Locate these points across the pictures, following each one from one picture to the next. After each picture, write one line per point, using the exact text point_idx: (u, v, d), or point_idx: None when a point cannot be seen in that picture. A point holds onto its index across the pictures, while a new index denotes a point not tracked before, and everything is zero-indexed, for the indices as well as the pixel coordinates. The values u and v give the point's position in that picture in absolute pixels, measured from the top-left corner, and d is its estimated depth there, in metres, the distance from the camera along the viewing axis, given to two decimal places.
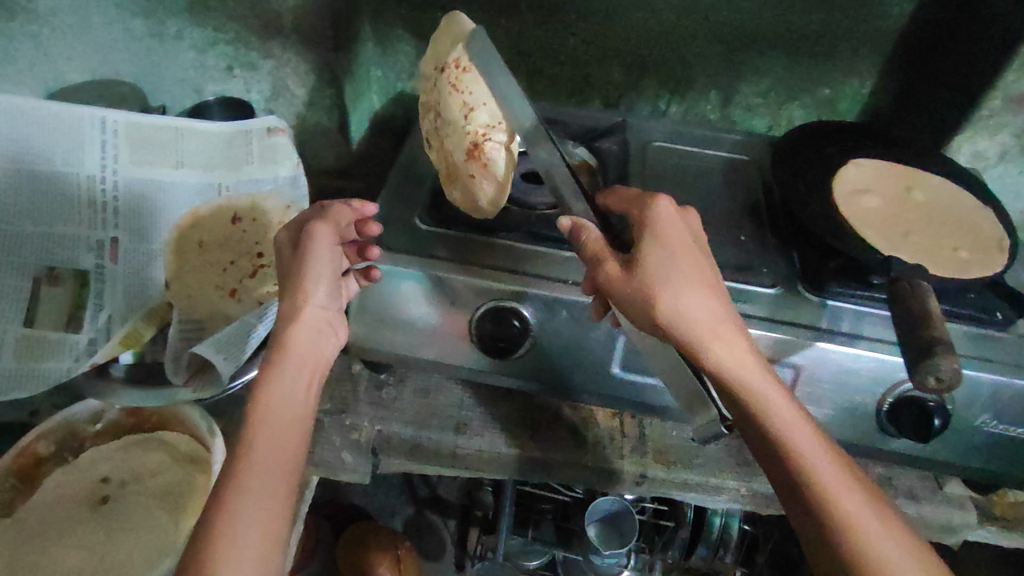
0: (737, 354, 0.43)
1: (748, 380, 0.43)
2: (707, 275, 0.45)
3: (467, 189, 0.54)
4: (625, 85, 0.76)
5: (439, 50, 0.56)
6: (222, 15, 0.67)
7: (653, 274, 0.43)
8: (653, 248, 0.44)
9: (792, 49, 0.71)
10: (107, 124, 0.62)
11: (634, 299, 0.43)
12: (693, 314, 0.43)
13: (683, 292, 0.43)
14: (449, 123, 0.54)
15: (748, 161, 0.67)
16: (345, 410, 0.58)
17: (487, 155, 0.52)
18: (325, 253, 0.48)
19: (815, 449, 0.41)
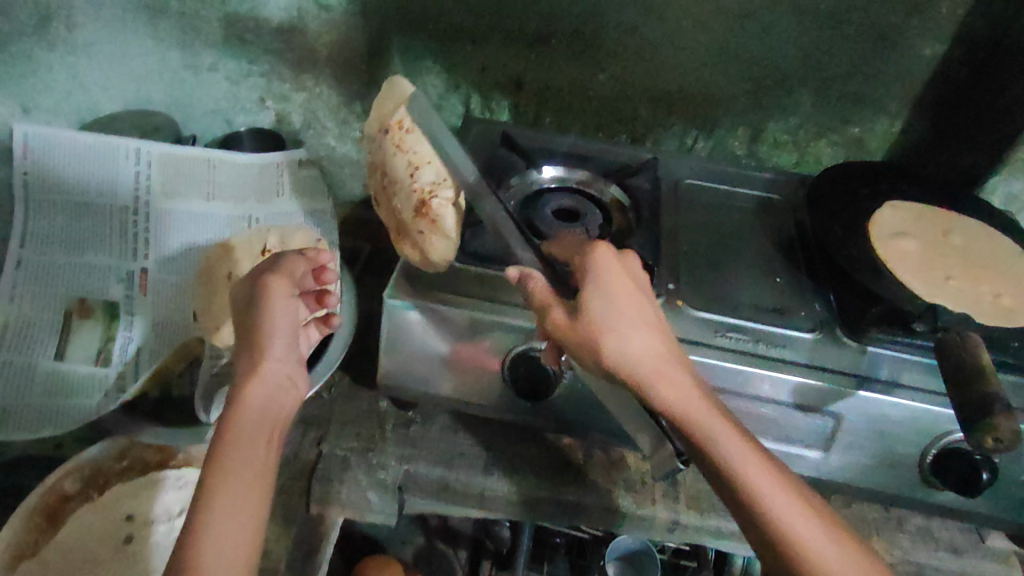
0: (687, 396, 0.42)
1: (701, 421, 0.42)
2: (648, 315, 0.45)
3: (417, 244, 0.53)
4: (652, 121, 0.76)
5: (383, 111, 0.60)
6: (259, 48, 0.69)
7: (596, 317, 0.43)
8: (593, 292, 0.44)
9: (820, 87, 0.71)
10: (142, 155, 0.63)
11: (582, 344, 0.43)
12: (641, 357, 0.43)
13: (627, 335, 0.43)
14: (394, 181, 0.56)
15: (781, 201, 0.66)
16: (371, 448, 0.57)
17: (435, 212, 0.53)
18: (280, 303, 0.48)
19: (774, 487, 0.40)
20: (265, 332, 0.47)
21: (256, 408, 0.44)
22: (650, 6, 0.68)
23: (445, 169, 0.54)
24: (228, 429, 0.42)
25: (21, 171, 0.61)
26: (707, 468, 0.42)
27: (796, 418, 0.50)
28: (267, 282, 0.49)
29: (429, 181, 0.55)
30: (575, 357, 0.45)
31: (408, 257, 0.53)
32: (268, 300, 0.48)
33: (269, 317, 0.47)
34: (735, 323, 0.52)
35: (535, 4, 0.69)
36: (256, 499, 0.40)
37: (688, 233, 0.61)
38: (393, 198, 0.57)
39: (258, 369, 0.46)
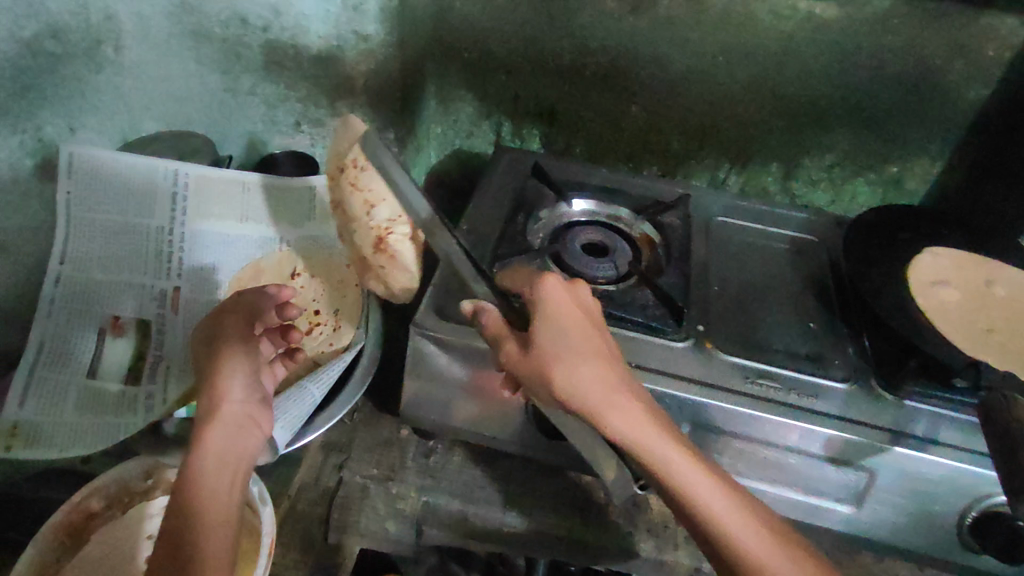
0: (637, 427, 0.42)
1: (659, 453, 0.41)
2: (599, 346, 0.44)
3: (382, 279, 0.59)
4: (684, 155, 0.76)
5: (337, 146, 0.57)
6: (297, 74, 0.70)
7: (545, 351, 0.42)
8: (542, 325, 0.42)
9: (859, 126, 0.70)
10: (179, 177, 0.65)
11: (534, 379, 0.42)
12: (591, 390, 0.42)
13: (575, 368, 0.42)
14: (352, 219, 0.57)
15: (816, 243, 0.64)
16: (391, 478, 0.56)
17: (393, 247, 0.57)
18: (232, 345, 0.50)
19: (738, 522, 0.40)
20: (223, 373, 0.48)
21: (220, 446, 0.45)
22: (688, 41, 0.67)
23: (400, 209, 0.55)
24: (193, 474, 0.43)
25: (64, 190, 0.62)
26: (669, 499, 0.42)
27: (828, 472, 0.48)
28: (216, 325, 0.51)
29: (384, 218, 0.56)
30: (529, 390, 0.44)
31: (376, 288, 0.60)
32: (227, 342, 0.50)
33: (226, 358, 0.49)
34: (765, 370, 0.51)
35: (571, 38, 0.70)
36: (222, 550, 0.40)
37: (718, 272, 0.60)
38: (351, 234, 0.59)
39: (213, 413, 0.46)
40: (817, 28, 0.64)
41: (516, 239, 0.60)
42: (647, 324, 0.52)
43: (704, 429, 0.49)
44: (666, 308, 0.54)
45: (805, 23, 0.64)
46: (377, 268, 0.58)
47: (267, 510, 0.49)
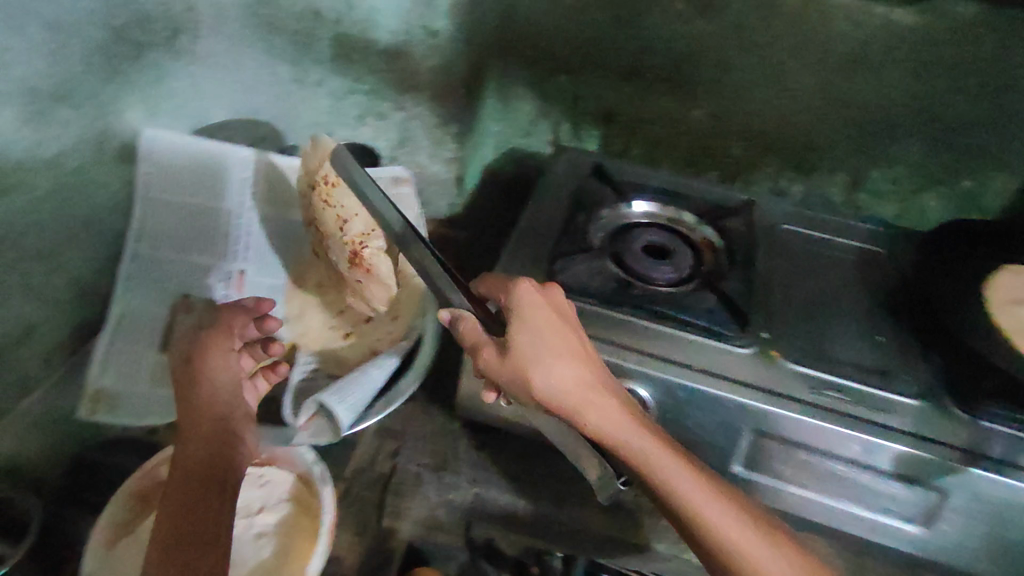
0: (614, 423, 0.42)
1: (639, 450, 0.41)
2: (574, 345, 0.44)
3: (360, 293, 0.62)
4: (746, 161, 0.75)
5: (309, 166, 0.62)
6: (364, 68, 0.72)
7: (521, 353, 0.42)
8: (518, 328, 0.43)
9: (932, 137, 0.68)
10: (250, 164, 0.68)
11: (513, 380, 0.43)
12: (568, 389, 0.42)
13: (551, 368, 0.42)
14: (329, 235, 0.61)
15: (883, 255, 0.63)
16: (445, 468, 0.58)
17: (368, 260, 0.60)
18: (202, 369, 0.54)
19: (725, 521, 0.40)
20: (198, 389, 0.53)
21: (201, 453, 0.48)
22: (757, 45, 0.66)
23: (372, 223, 0.59)
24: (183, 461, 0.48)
25: (143, 171, 0.63)
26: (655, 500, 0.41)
27: (892, 488, 0.47)
28: (184, 349, 0.56)
29: (358, 232, 0.60)
30: (509, 393, 0.44)
31: (357, 304, 0.63)
32: (202, 363, 0.54)
33: (203, 377, 0.53)
34: (832, 381, 0.50)
35: (635, 40, 0.69)
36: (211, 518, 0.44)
37: (782, 281, 0.59)
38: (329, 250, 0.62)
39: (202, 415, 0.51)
40: (894, 34, 0.62)
41: (576, 238, 0.60)
42: (710, 329, 0.51)
43: (765, 437, 0.49)
44: (730, 313, 0.53)
45: (882, 29, 0.62)
46: (354, 283, 0.62)
47: (327, 491, 0.53)
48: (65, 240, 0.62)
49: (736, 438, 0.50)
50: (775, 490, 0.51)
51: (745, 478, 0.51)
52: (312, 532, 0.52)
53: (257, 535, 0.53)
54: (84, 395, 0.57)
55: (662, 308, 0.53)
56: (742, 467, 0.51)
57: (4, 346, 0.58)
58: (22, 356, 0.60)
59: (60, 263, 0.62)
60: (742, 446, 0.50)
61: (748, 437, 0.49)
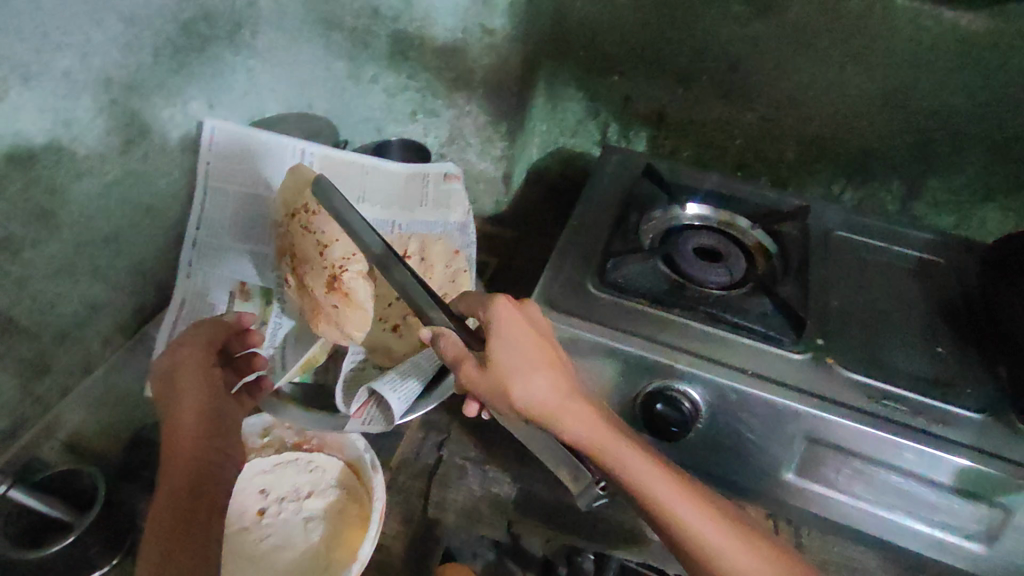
0: (590, 429, 0.44)
1: (614, 454, 0.43)
2: (549, 356, 0.46)
3: (335, 321, 0.61)
4: (797, 166, 0.75)
5: (286, 195, 0.62)
6: (419, 65, 0.73)
7: (498, 366, 0.45)
8: (495, 342, 0.45)
9: (997, 146, 0.66)
10: (305, 156, 0.68)
11: (494, 392, 0.45)
12: (544, 399, 0.44)
13: (529, 379, 0.44)
14: (305, 261, 0.61)
15: (943, 266, 0.61)
16: (487, 460, 0.59)
17: (346, 285, 0.61)
18: (181, 391, 0.54)
19: (699, 518, 0.42)
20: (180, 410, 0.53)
21: (187, 478, 0.49)
22: (815, 49, 0.66)
23: (353, 247, 0.60)
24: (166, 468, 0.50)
25: (205, 160, 0.65)
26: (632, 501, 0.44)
27: (952, 503, 0.46)
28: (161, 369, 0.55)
29: (338, 257, 0.60)
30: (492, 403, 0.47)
31: (328, 334, 0.62)
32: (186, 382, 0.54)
33: (188, 396, 0.54)
34: (891, 391, 0.49)
35: (691, 42, 0.69)
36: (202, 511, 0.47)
37: (836, 288, 0.58)
38: (305, 278, 0.62)
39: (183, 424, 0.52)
40: (962, 41, 0.61)
41: (627, 238, 0.60)
42: (765, 334, 0.51)
43: (820, 445, 0.48)
44: (785, 319, 0.53)
45: (950, 34, 0.61)
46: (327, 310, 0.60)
47: (377, 478, 0.54)
48: (128, 226, 0.64)
49: (790, 444, 0.49)
50: (830, 501, 0.50)
51: (797, 485, 0.50)
52: (363, 518, 0.54)
53: (307, 519, 0.55)
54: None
55: (717, 311, 0.53)
56: (795, 474, 0.50)
57: (70, 324, 0.60)
58: (86, 334, 0.62)
59: (125, 247, 0.64)
60: (796, 453, 0.49)
61: (803, 444, 0.49)
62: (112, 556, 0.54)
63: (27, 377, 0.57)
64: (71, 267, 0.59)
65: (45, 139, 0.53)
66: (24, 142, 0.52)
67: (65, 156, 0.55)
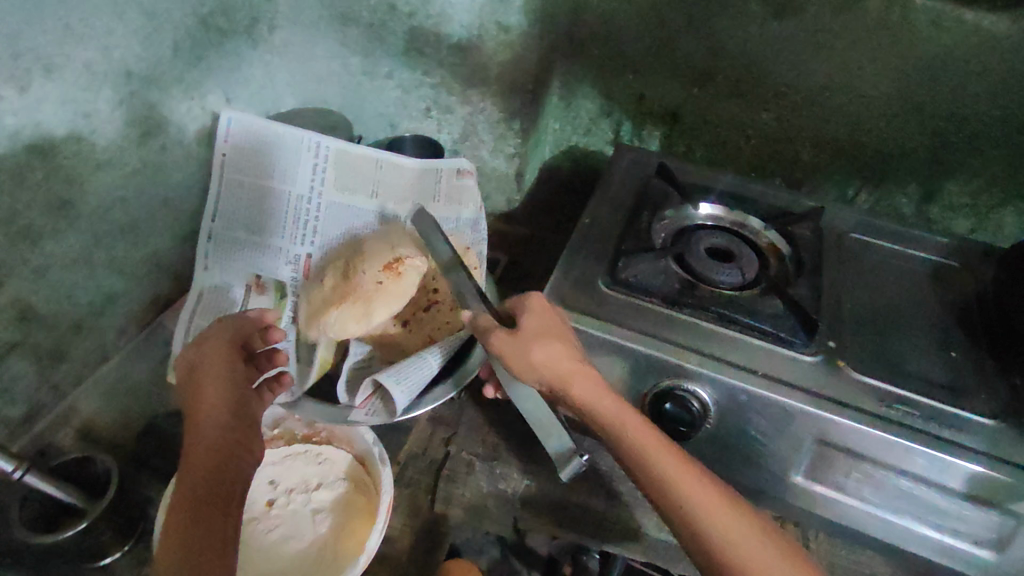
0: (604, 399, 0.45)
1: (623, 425, 0.44)
2: (572, 337, 0.49)
3: (364, 300, 0.60)
4: (812, 167, 0.74)
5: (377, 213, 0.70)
6: (434, 61, 0.73)
7: (528, 332, 0.48)
8: (527, 316, 0.49)
9: (1016, 149, 0.65)
10: (321, 151, 0.67)
11: (517, 355, 0.47)
12: (566, 365, 0.46)
13: (553, 348, 0.47)
14: (370, 247, 0.64)
15: (959, 269, 0.60)
16: (496, 458, 0.59)
17: (402, 268, 0.61)
18: (201, 387, 0.53)
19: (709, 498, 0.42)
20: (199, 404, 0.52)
21: (207, 466, 0.48)
22: (832, 48, 0.65)
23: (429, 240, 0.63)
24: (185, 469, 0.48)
25: (221, 152, 0.65)
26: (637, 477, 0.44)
27: (964, 509, 0.46)
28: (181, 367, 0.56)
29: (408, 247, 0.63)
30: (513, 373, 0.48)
31: (342, 317, 0.60)
32: (207, 380, 0.54)
33: (208, 393, 0.53)
34: (904, 396, 0.48)
35: (707, 40, 0.69)
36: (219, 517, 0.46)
37: (849, 290, 0.57)
38: (360, 261, 0.63)
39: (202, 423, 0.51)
40: (983, 42, 0.60)
41: (639, 237, 0.60)
42: (777, 334, 0.51)
43: (829, 447, 0.48)
44: (797, 320, 0.52)
45: (971, 35, 0.60)
46: (366, 291, 0.61)
47: (386, 472, 0.55)
48: (145, 218, 0.65)
49: (800, 447, 0.49)
50: (840, 504, 0.49)
51: (805, 488, 0.50)
52: (370, 511, 0.54)
53: (314, 511, 0.55)
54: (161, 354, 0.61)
55: (726, 311, 0.53)
56: (803, 476, 0.50)
57: (86, 313, 0.61)
58: (102, 324, 0.63)
59: (141, 238, 0.65)
60: (805, 456, 0.49)
61: (812, 446, 0.48)
62: (125, 542, 0.54)
63: (44, 365, 0.58)
64: (89, 257, 0.60)
65: (66, 130, 0.54)
66: (45, 133, 0.53)
67: (85, 147, 0.56)
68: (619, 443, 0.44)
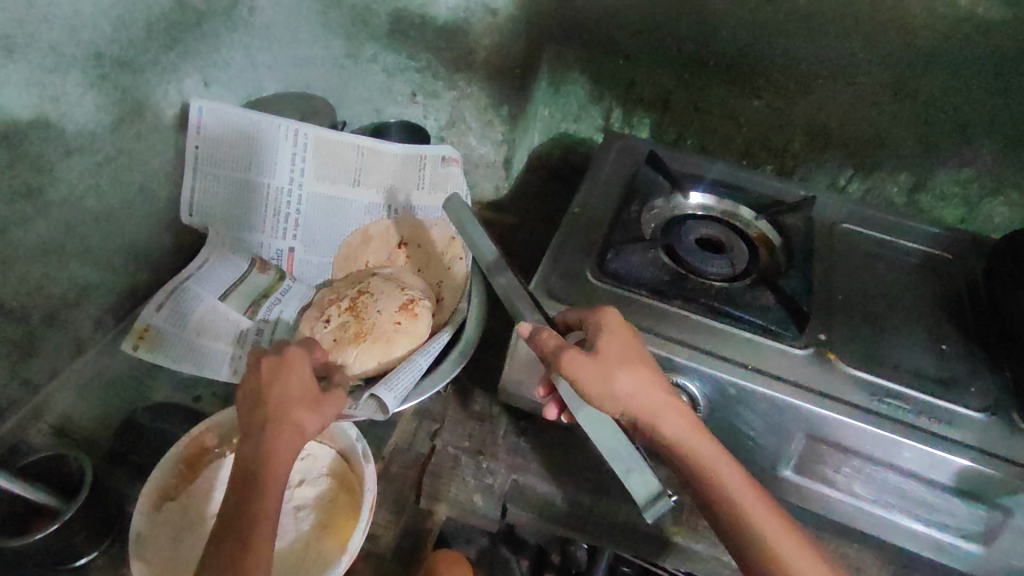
0: (690, 433, 0.44)
1: (710, 462, 0.44)
2: (646, 358, 0.46)
3: (385, 338, 0.59)
4: (803, 156, 0.73)
5: (387, 232, 0.69)
6: (419, 44, 0.71)
7: (610, 359, 0.45)
8: (606, 338, 0.46)
9: (1008, 139, 0.65)
10: (299, 137, 0.66)
11: (596, 382, 0.44)
12: (649, 394, 0.45)
13: (634, 375, 0.45)
14: (383, 287, 0.62)
15: (949, 260, 0.60)
16: (482, 452, 0.58)
17: (416, 309, 0.61)
18: (314, 391, 0.46)
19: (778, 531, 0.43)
20: (307, 410, 0.45)
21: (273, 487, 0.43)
22: (826, 35, 0.64)
23: (464, 272, 0.66)
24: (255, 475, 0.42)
25: (193, 145, 0.63)
26: (716, 515, 0.44)
27: (950, 502, 0.46)
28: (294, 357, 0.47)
29: (417, 292, 0.63)
30: (585, 398, 0.46)
31: (360, 355, 0.58)
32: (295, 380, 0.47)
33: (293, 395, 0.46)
34: (891, 387, 0.48)
35: (699, 25, 0.67)
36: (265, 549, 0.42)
37: (839, 282, 0.57)
38: (373, 301, 0.61)
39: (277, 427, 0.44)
40: (978, 29, 0.59)
41: (628, 227, 0.58)
42: (767, 328, 0.50)
43: (818, 441, 0.47)
44: (786, 311, 0.51)
45: (965, 22, 0.59)
46: (384, 331, 0.59)
47: (369, 469, 0.53)
48: (121, 206, 0.63)
49: (789, 442, 0.48)
50: (830, 499, 0.49)
51: (794, 482, 0.50)
52: (353, 509, 0.53)
53: (297, 507, 0.53)
54: (133, 329, 0.59)
55: (717, 303, 0.52)
56: (792, 470, 0.49)
57: (60, 305, 0.59)
58: (77, 316, 0.61)
59: (117, 226, 0.63)
60: (794, 450, 0.48)
61: (799, 440, 0.48)
62: (102, 542, 0.53)
63: (15, 359, 0.56)
64: (61, 247, 0.58)
65: (32, 114, 0.52)
66: (9, 118, 0.50)
67: (53, 132, 0.54)
68: (695, 476, 0.44)
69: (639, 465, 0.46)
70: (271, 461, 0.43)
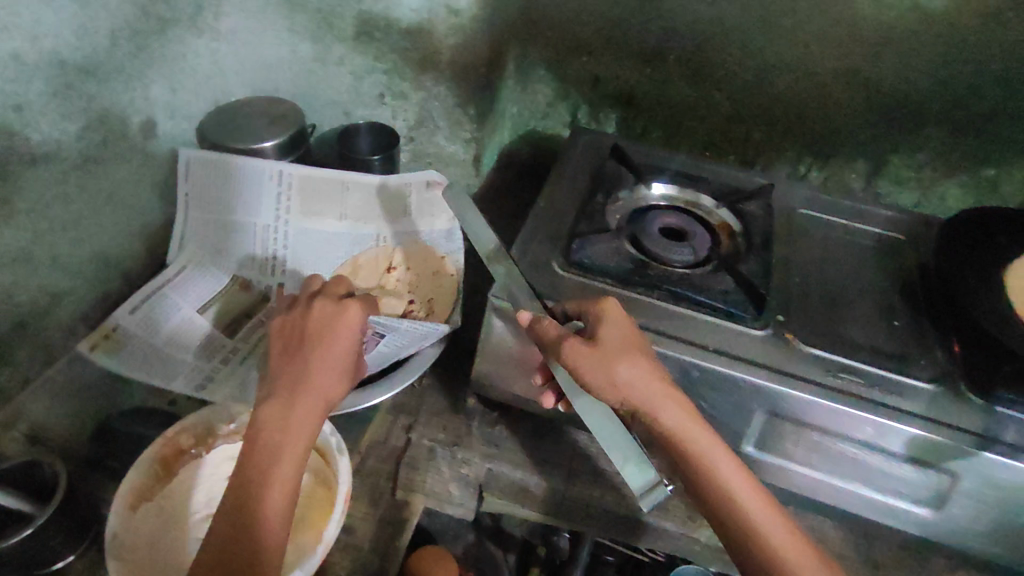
0: (687, 422, 0.45)
1: (706, 452, 0.45)
2: (647, 350, 0.48)
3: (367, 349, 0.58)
4: (764, 145, 0.75)
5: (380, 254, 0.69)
6: (385, 46, 0.72)
7: (610, 349, 0.46)
8: (606, 326, 0.47)
9: (957, 124, 0.67)
10: (284, 178, 0.69)
11: (596, 372, 0.46)
12: (648, 384, 0.45)
13: (634, 365, 0.46)
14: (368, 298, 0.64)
15: (902, 240, 0.62)
16: (458, 443, 0.59)
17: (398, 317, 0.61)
18: (349, 355, 0.49)
19: (762, 511, 0.44)
20: (338, 366, 0.48)
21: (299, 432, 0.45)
22: (782, 27, 0.66)
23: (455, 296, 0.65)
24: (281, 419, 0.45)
25: (183, 192, 0.67)
26: (709, 502, 0.45)
27: (902, 471, 0.48)
28: (348, 311, 0.50)
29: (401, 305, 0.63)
30: (585, 387, 0.47)
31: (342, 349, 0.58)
32: (340, 334, 0.49)
33: (332, 346, 0.48)
34: (851, 365, 0.50)
35: (657, 21, 0.69)
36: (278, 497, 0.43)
37: (799, 266, 0.58)
38: None
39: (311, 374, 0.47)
40: (922, 18, 0.61)
41: (593, 218, 0.60)
42: (725, 310, 0.52)
43: (779, 419, 0.49)
44: (746, 295, 0.53)
45: (911, 12, 0.61)
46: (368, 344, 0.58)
47: (343, 462, 0.53)
48: (88, 214, 0.63)
49: (750, 419, 0.50)
50: (790, 471, 0.51)
51: (759, 459, 0.51)
52: (329, 502, 0.54)
53: None
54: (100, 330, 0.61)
55: (679, 290, 0.53)
56: (755, 448, 0.51)
57: (29, 314, 0.59)
58: (47, 324, 0.61)
59: (86, 234, 0.63)
60: (755, 427, 0.50)
61: (762, 416, 0.49)
62: (80, 545, 0.54)
63: None
64: (28, 256, 0.58)
65: None
66: None
67: (18, 141, 0.54)
68: (689, 464, 0.45)
69: (632, 452, 0.47)
70: (296, 407, 0.46)
